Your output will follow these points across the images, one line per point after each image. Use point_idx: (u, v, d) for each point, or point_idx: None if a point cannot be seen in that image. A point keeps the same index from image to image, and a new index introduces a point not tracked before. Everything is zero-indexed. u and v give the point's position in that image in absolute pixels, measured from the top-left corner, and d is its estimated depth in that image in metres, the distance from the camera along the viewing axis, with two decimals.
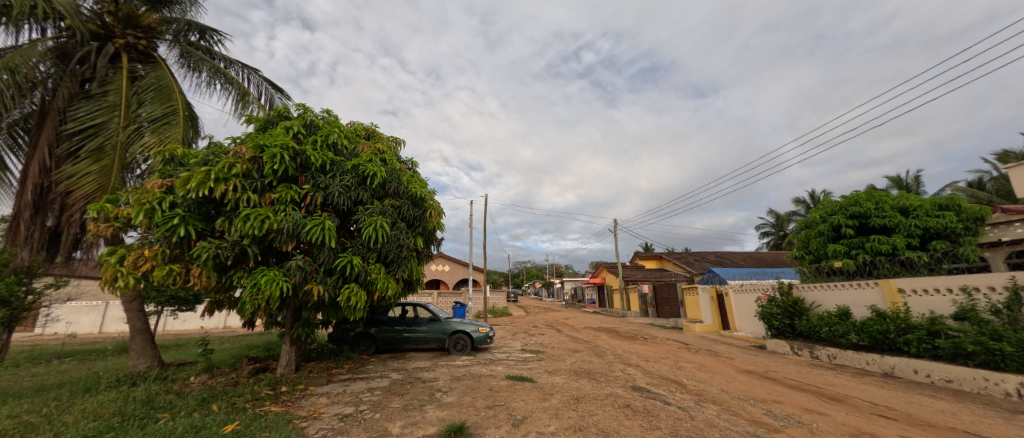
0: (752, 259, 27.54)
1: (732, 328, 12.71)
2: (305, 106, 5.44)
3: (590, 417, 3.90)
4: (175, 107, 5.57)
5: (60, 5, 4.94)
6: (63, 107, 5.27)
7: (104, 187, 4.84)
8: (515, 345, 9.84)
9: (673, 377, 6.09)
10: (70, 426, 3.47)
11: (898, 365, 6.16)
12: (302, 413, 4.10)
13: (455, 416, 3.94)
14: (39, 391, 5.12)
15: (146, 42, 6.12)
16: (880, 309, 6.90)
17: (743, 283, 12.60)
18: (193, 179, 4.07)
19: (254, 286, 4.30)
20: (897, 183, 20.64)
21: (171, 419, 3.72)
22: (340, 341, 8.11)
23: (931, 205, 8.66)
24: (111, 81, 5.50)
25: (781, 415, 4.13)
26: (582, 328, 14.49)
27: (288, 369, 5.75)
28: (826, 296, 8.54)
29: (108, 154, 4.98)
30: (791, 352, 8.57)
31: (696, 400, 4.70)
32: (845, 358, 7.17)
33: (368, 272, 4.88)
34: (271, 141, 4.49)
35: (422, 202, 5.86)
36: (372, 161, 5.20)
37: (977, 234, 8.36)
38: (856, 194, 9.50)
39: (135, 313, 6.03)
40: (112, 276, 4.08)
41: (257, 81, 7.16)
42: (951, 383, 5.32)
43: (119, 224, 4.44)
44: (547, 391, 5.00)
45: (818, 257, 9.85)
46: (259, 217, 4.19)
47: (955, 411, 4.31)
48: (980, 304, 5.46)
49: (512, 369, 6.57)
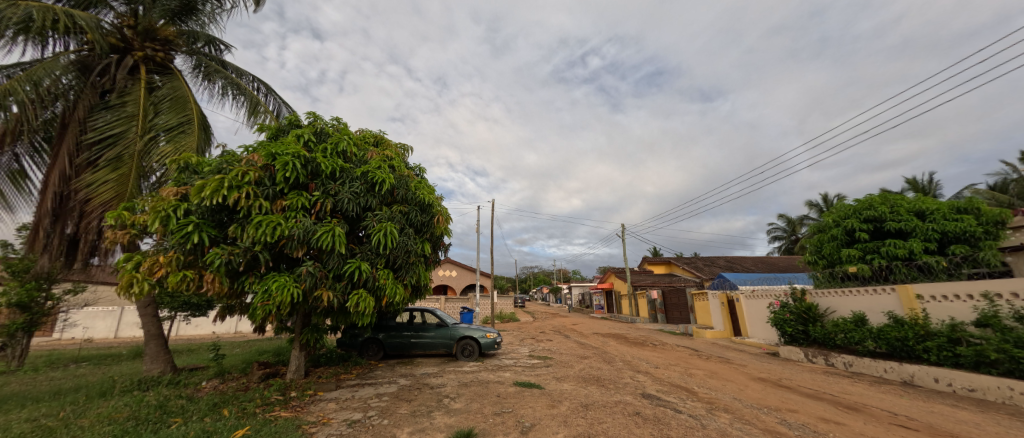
0: (764, 263, 27.03)
1: (743, 335, 12.50)
2: (315, 115, 5.54)
3: (599, 425, 3.84)
4: (190, 116, 5.71)
5: (82, 20, 5.13)
6: (84, 118, 5.44)
7: (121, 195, 4.98)
8: (523, 351, 9.80)
9: (684, 385, 6.01)
10: (87, 429, 3.53)
11: (918, 373, 5.98)
12: (312, 418, 4.12)
13: (463, 423, 3.91)
14: (57, 395, 5.25)
15: (164, 54, 6.26)
16: (897, 315, 6.74)
17: (754, 289, 12.45)
18: (207, 187, 4.17)
19: (265, 292, 4.33)
20: (914, 186, 20.21)
21: (184, 423, 3.76)
22: (350, 346, 8.17)
23: (948, 209, 8.48)
24: (129, 92, 5.66)
25: (796, 424, 4.05)
26: (591, 334, 14.42)
27: (298, 374, 5.78)
28: (840, 302, 8.34)
29: (126, 163, 5.12)
30: (805, 359, 8.39)
31: (708, 408, 4.62)
32: (862, 366, 7.00)
33: (377, 278, 4.91)
34: (284, 150, 4.57)
35: (430, 209, 5.93)
36: (381, 167, 5.26)
37: (999, 238, 8.09)
38: (870, 197, 9.37)
39: (150, 319, 6.13)
40: (127, 282, 4.16)
41: (268, 91, 7.35)
42: (974, 393, 5.15)
43: (135, 231, 4.56)
44: (555, 398, 4.95)
45: (832, 262, 9.67)
46: (271, 223, 4.26)
47: (979, 421, 4.16)
48: (1003, 310, 5.26)
49: (520, 376, 6.52)
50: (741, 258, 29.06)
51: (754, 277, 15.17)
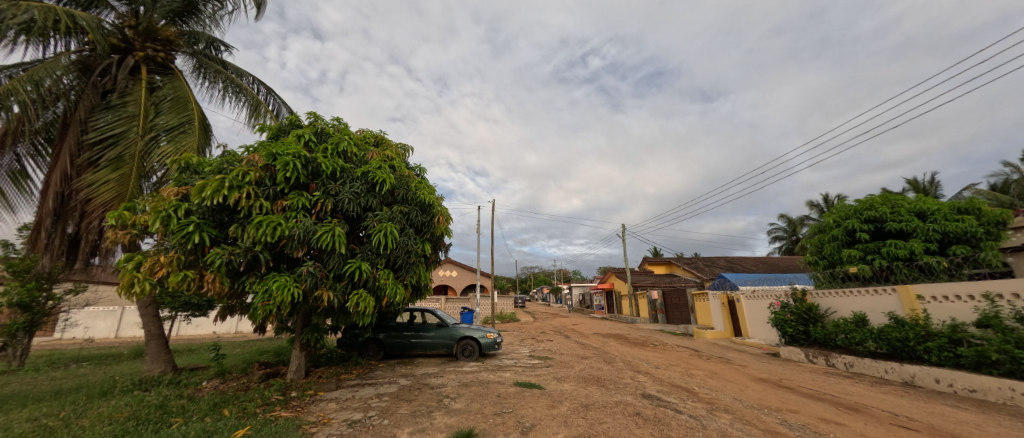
0: (764, 264, 27.01)
1: (743, 335, 12.51)
2: (316, 115, 5.54)
3: (599, 425, 3.84)
4: (191, 116, 5.72)
5: (83, 20, 5.13)
6: (85, 118, 5.45)
7: (122, 195, 4.98)
8: (523, 351, 9.80)
9: (684, 385, 6.00)
10: (87, 429, 3.53)
11: (918, 374, 5.97)
12: (312, 418, 4.12)
13: (463, 424, 3.91)
14: (58, 394, 5.26)
15: (165, 54, 6.27)
16: (898, 316, 6.73)
17: (754, 290, 12.46)
18: (208, 187, 4.18)
19: (265, 292, 4.34)
20: (914, 186, 20.19)
21: (184, 423, 3.76)
22: (350, 346, 8.18)
23: (949, 209, 8.47)
24: (130, 92, 5.67)
25: (797, 425, 4.04)
26: (591, 334, 14.44)
27: (298, 374, 5.78)
28: (841, 302, 8.33)
29: (127, 163, 5.13)
30: (806, 360, 8.38)
31: (709, 409, 4.61)
32: (862, 367, 6.99)
33: (377, 278, 4.91)
34: (284, 150, 4.57)
35: (430, 209, 5.93)
36: (381, 167, 5.26)
37: (1000, 239, 8.08)
38: (871, 197, 9.37)
39: (151, 318, 6.14)
40: (128, 282, 4.16)
41: (269, 92, 7.36)
42: (976, 393, 5.14)
43: (136, 231, 4.57)
44: (555, 398, 4.95)
45: (832, 263, 9.66)
46: (271, 223, 4.26)
47: (980, 422, 4.15)
48: (1004, 311, 5.26)
49: (521, 376, 6.52)
50: (741, 258, 29.03)
51: (755, 278, 15.16)
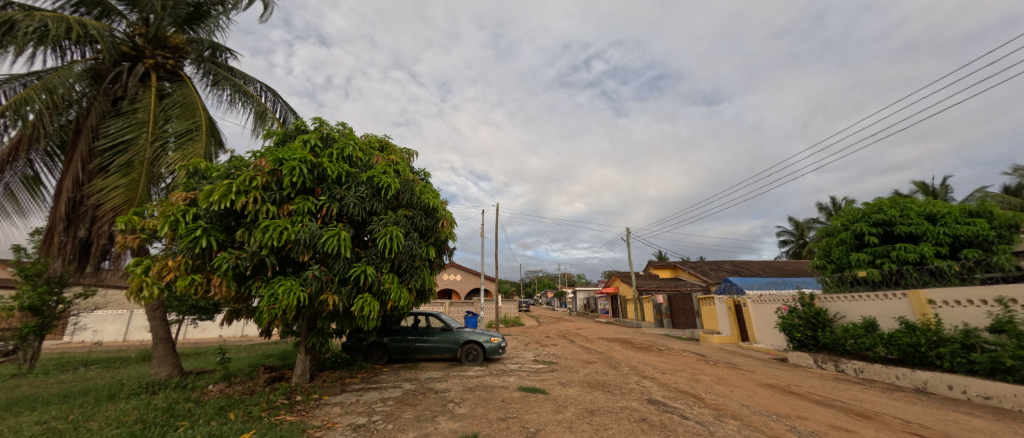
0: (771, 267, 26.73)
1: (749, 339, 12.37)
2: (321, 120, 5.60)
3: (604, 431, 3.81)
4: (198, 123, 5.79)
5: (94, 28, 5.24)
6: (96, 124, 5.57)
7: (131, 200, 5.05)
8: (527, 356, 9.76)
9: (691, 391, 5.93)
10: (96, 432, 3.57)
11: (930, 380, 5.87)
12: (317, 422, 4.13)
13: (467, 428, 3.89)
14: (66, 397, 5.31)
15: (174, 61, 6.40)
16: (908, 321, 6.59)
17: (761, 293, 12.36)
18: (216, 192, 4.21)
19: (271, 296, 4.36)
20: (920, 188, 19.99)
21: (190, 427, 3.79)
22: (354, 350, 8.18)
23: (960, 212, 8.36)
24: (140, 99, 5.77)
25: (805, 432, 3.98)
26: (596, 339, 14.35)
27: (303, 378, 5.80)
28: (850, 307, 8.19)
29: (136, 169, 5.20)
30: (815, 365, 8.24)
31: (716, 415, 4.56)
32: (873, 373, 6.89)
33: (381, 281, 4.95)
34: (290, 155, 4.63)
35: (435, 213, 5.96)
36: (386, 172, 5.28)
37: (1013, 242, 7.93)
38: (879, 200, 9.27)
39: (158, 322, 6.17)
40: (137, 286, 4.22)
41: (272, 99, 7.42)
42: (990, 400, 5.03)
43: (145, 236, 4.62)
44: (560, 403, 4.90)
45: (840, 266, 9.55)
46: (278, 228, 4.31)
47: (995, 430, 4.06)
48: (1018, 316, 5.12)
49: (524, 381, 6.48)
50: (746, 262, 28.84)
51: (760, 282, 14.98)
